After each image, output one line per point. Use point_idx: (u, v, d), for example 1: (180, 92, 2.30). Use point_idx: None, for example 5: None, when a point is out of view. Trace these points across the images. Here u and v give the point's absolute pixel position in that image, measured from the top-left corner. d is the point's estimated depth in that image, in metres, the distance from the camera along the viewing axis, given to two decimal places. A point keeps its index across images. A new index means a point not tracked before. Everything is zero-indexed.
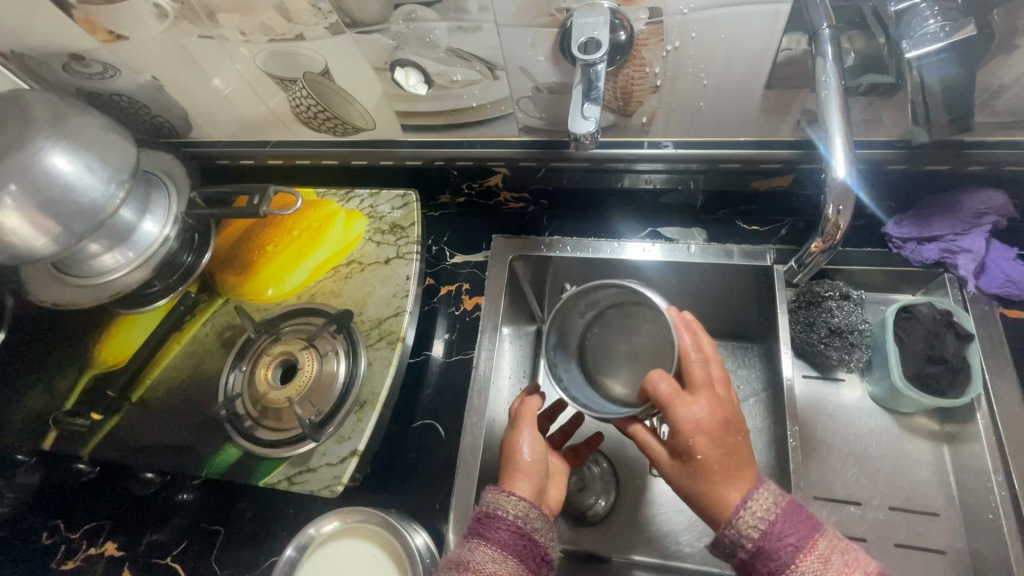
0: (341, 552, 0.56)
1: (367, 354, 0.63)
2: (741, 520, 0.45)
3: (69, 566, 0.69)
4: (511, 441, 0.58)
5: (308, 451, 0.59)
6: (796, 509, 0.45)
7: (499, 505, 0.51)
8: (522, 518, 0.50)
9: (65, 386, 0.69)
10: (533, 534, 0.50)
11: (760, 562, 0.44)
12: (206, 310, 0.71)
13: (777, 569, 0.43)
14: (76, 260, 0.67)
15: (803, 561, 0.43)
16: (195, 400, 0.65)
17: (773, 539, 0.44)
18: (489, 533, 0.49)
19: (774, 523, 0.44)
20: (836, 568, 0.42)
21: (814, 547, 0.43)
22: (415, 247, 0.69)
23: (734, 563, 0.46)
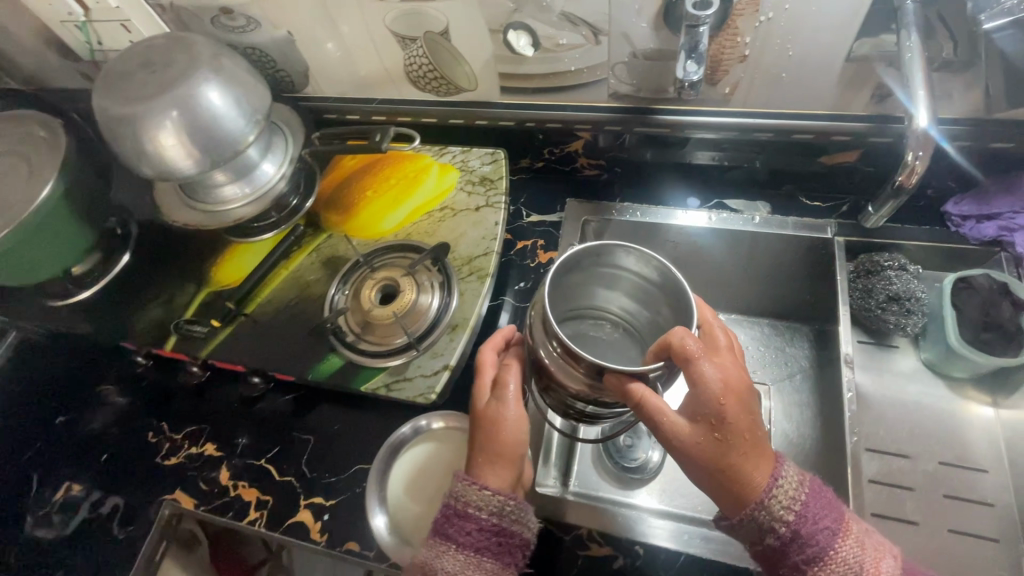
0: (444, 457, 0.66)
1: (459, 286, 0.70)
2: (773, 501, 0.48)
3: (171, 462, 0.77)
4: (495, 411, 0.55)
5: (405, 363, 0.66)
6: (818, 492, 0.49)
7: (470, 503, 0.50)
8: (493, 514, 0.50)
9: (185, 299, 0.78)
10: (507, 527, 0.50)
11: (794, 548, 0.47)
12: (311, 242, 0.79)
13: (819, 558, 0.46)
14: (204, 187, 0.76)
15: (842, 546, 0.47)
16: (300, 316, 0.72)
17: (809, 524, 0.47)
18: (459, 536, 0.49)
19: (803, 511, 0.48)
20: (871, 553, 0.47)
21: (848, 532, 0.48)
22: (503, 197, 0.76)
23: (766, 551, 0.49)
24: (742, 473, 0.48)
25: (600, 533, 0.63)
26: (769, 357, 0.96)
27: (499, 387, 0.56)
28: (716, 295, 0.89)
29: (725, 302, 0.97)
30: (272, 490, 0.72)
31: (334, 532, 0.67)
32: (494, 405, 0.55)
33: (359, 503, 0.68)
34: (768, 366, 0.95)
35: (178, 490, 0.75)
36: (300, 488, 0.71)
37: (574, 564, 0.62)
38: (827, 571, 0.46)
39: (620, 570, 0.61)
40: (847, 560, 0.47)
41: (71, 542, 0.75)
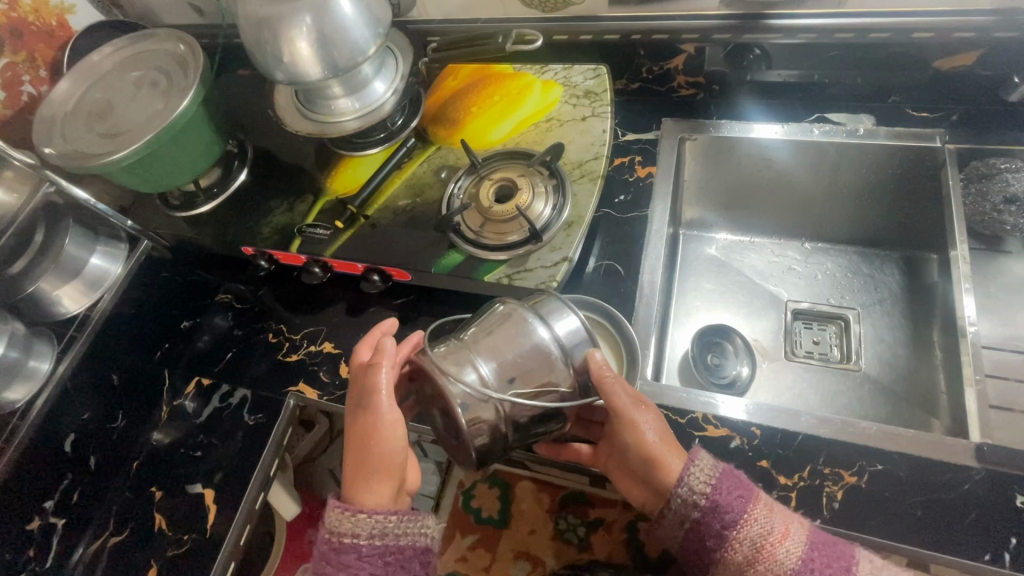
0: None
1: (572, 188, 0.73)
2: (691, 480, 0.55)
3: (293, 358, 0.82)
4: (366, 421, 0.59)
5: (526, 255, 0.69)
6: (732, 471, 0.56)
7: (354, 533, 0.54)
8: (376, 535, 0.55)
9: (305, 208, 0.83)
10: (396, 542, 0.56)
11: (714, 516, 0.54)
12: (421, 155, 0.83)
13: (736, 525, 0.53)
14: (323, 100, 0.81)
15: (757, 509, 0.53)
16: (420, 218, 0.76)
17: (724, 494, 0.54)
18: (354, 566, 0.53)
19: (717, 483, 0.55)
20: (781, 517, 0.53)
21: (759, 499, 0.54)
22: (609, 108, 0.78)
23: (692, 527, 0.55)
24: (660, 457, 0.57)
25: (715, 416, 0.65)
26: (860, 284, 0.96)
27: (371, 394, 0.60)
28: (796, 226, 0.99)
29: (811, 228, 0.99)
30: None
31: None
32: (370, 413, 0.59)
33: None
34: (856, 292, 0.95)
35: (301, 383, 0.80)
36: None
37: (690, 444, 0.64)
38: (746, 534, 0.52)
39: (737, 449, 0.63)
40: (761, 524, 0.52)
41: (204, 428, 0.81)
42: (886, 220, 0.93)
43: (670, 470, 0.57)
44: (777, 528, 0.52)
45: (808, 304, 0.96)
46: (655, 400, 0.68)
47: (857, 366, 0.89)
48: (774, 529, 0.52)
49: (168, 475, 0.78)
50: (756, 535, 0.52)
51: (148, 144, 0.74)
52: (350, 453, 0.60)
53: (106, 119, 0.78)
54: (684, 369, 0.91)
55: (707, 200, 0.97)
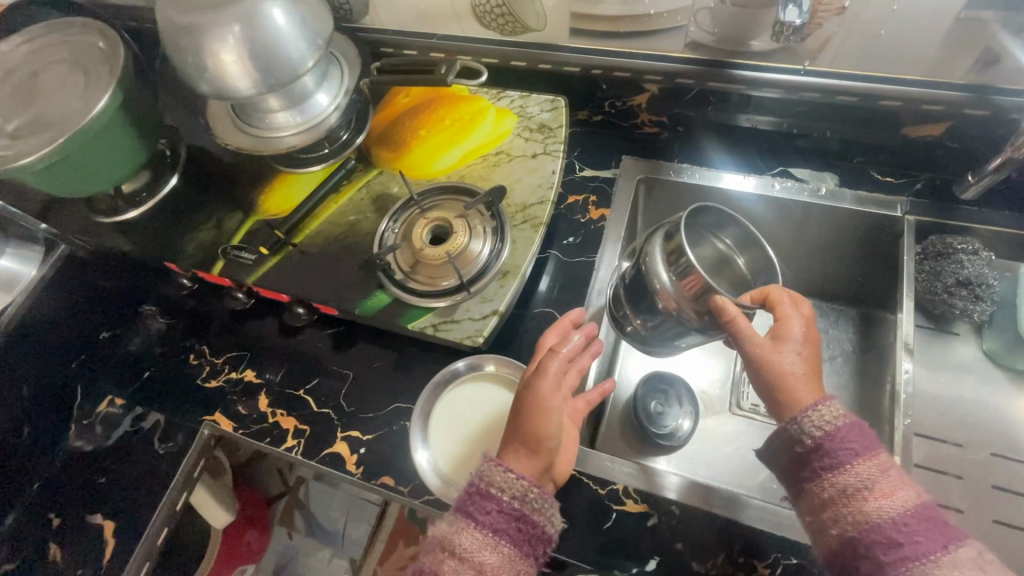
0: (474, 392, 0.68)
1: (512, 233, 0.69)
2: (805, 421, 0.52)
3: (212, 385, 0.78)
4: (532, 393, 0.58)
5: (453, 306, 0.65)
6: (859, 425, 0.51)
7: (499, 483, 0.52)
8: (518, 499, 0.51)
9: (233, 226, 0.78)
10: (529, 515, 0.51)
11: (815, 456, 0.51)
12: (361, 178, 0.78)
13: (836, 471, 0.49)
14: (258, 113, 0.75)
15: (863, 465, 0.48)
16: (350, 251, 0.71)
17: (837, 441, 0.50)
18: (490, 517, 0.50)
19: (837, 429, 0.51)
20: (897, 485, 0.47)
21: (874, 459, 0.49)
22: (562, 146, 0.74)
23: (791, 459, 0.53)
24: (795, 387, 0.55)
25: (636, 490, 0.63)
26: None
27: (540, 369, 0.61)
28: None
29: (770, 275, 0.96)
30: (309, 421, 0.73)
31: (369, 465, 0.68)
32: (536, 387, 0.59)
33: (399, 440, 0.69)
34: None
35: (218, 412, 0.76)
36: (337, 421, 0.72)
37: (607, 517, 0.62)
38: (841, 482, 0.49)
39: (653, 528, 0.61)
40: (863, 479, 0.48)
41: (113, 452, 0.77)
42: (846, 276, 0.90)
43: (795, 400, 0.54)
44: (882, 488, 0.47)
45: None
46: (577, 467, 0.64)
47: None
48: (876, 488, 0.47)
49: (69, 500, 0.74)
50: (854, 486, 0.48)
51: (61, 148, 0.67)
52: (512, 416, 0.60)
53: (17, 116, 0.71)
54: (624, 416, 0.88)
55: None
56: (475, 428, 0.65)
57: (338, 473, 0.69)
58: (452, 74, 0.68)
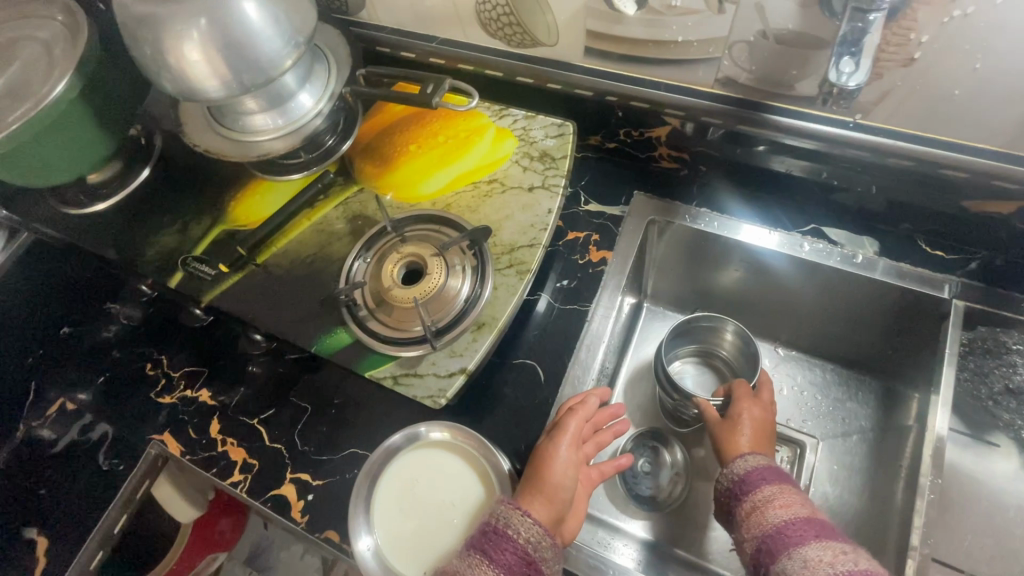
0: (424, 461, 0.58)
1: (494, 278, 0.61)
2: (735, 464, 0.62)
3: (165, 401, 0.73)
4: (549, 449, 0.57)
5: (418, 357, 0.58)
6: (774, 466, 0.61)
7: (516, 524, 0.50)
8: (531, 543, 0.49)
9: (198, 233, 0.71)
10: (539, 564, 0.49)
11: (737, 486, 0.60)
12: (341, 194, 0.71)
13: (749, 492, 0.58)
14: (233, 113, 0.68)
15: (768, 486, 0.58)
16: (316, 278, 0.65)
17: (752, 473, 0.60)
18: (504, 556, 0.48)
19: (755, 467, 0.61)
20: (793, 498, 0.56)
21: (780, 485, 0.58)
22: (563, 180, 0.65)
23: (724, 498, 0.62)
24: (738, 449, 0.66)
25: None
26: (829, 411, 0.84)
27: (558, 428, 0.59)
28: (773, 328, 0.86)
29: (787, 333, 0.86)
30: (258, 455, 0.67)
31: (314, 516, 0.63)
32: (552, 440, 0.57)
33: (349, 491, 0.63)
34: (821, 418, 0.84)
35: (166, 432, 0.71)
36: (288, 459, 0.66)
37: None
38: (751, 498, 0.58)
39: None
40: (767, 494, 0.57)
41: (57, 461, 0.72)
42: (873, 347, 0.80)
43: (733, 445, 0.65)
44: (780, 502, 0.56)
45: None
46: None
47: None
48: (777, 502, 0.56)
49: (8, 507, 0.71)
50: (760, 503, 0.57)
51: None
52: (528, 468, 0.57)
53: None
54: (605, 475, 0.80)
55: (677, 287, 0.84)
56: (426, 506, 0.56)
57: (281, 520, 0.63)
58: (440, 93, 0.63)
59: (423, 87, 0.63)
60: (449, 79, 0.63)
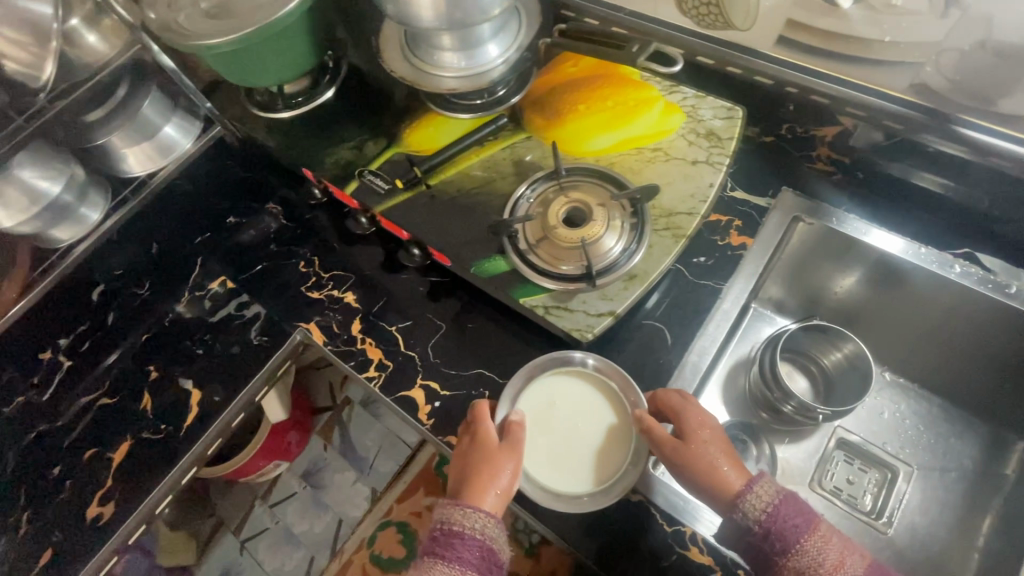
0: (552, 392, 0.66)
1: (651, 237, 0.64)
2: (748, 504, 0.55)
3: (314, 296, 0.81)
4: (491, 453, 0.61)
5: (571, 294, 0.62)
6: (790, 496, 0.55)
7: (467, 523, 0.56)
8: (478, 534, 0.55)
9: (373, 151, 0.78)
10: (491, 547, 0.55)
11: (769, 541, 0.53)
12: (508, 138, 0.76)
13: (787, 549, 0.52)
14: (429, 47, 0.76)
15: (809, 540, 0.52)
16: (481, 208, 0.70)
17: (780, 523, 0.53)
18: (467, 555, 0.54)
19: (777, 507, 0.54)
20: (838, 549, 0.52)
21: (816, 530, 0.53)
22: (727, 160, 0.68)
23: (750, 548, 0.54)
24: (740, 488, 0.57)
25: (703, 539, 0.60)
26: (929, 443, 0.83)
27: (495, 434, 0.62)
28: (885, 352, 0.86)
29: (900, 358, 0.85)
30: (393, 358, 0.74)
31: (440, 421, 0.69)
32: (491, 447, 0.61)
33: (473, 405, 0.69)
34: (919, 449, 0.83)
35: (313, 322, 0.79)
36: (420, 367, 0.73)
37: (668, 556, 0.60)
38: (797, 565, 0.51)
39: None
40: (813, 555, 0.51)
41: (213, 329, 0.81)
42: (992, 388, 0.79)
43: None
44: (832, 557, 0.51)
45: (859, 438, 0.84)
46: (648, 493, 0.63)
47: (885, 527, 0.78)
48: (829, 560, 0.51)
49: (168, 360, 0.80)
50: (811, 563, 0.51)
51: (244, 39, 0.69)
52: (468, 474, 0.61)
53: None
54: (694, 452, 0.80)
55: (796, 291, 0.84)
56: (559, 430, 0.64)
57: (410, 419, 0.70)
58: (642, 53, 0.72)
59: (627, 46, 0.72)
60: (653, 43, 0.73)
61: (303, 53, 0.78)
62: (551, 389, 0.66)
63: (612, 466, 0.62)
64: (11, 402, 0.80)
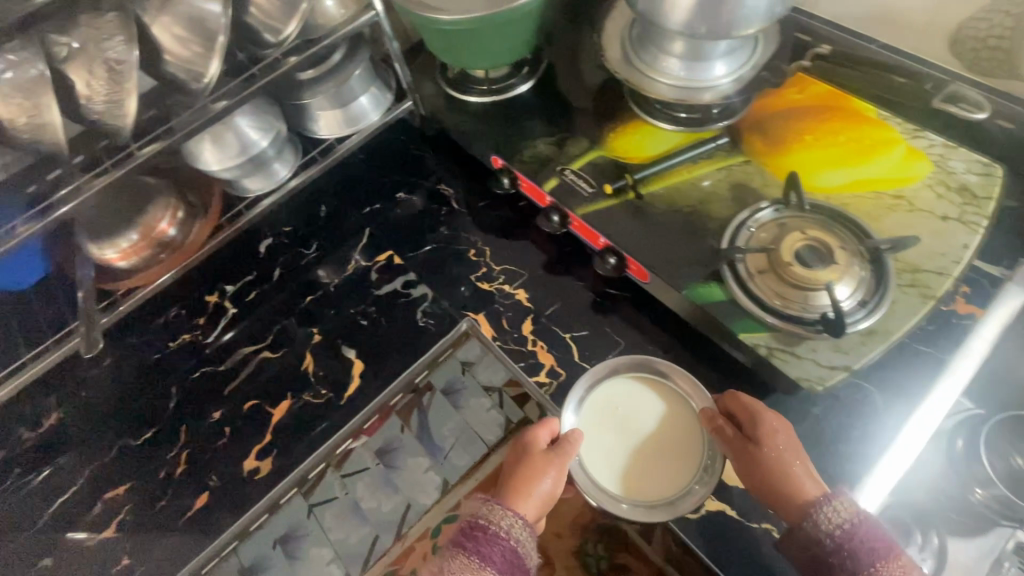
0: (620, 392, 0.67)
1: (894, 293, 0.58)
2: (823, 514, 0.55)
3: (484, 287, 0.79)
4: (537, 461, 0.63)
5: (799, 339, 0.58)
6: (874, 524, 0.54)
7: (499, 522, 0.57)
8: (506, 530, 0.57)
9: (574, 151, 0.76)
10: (517, 553, 0.56)
11: (841, 554, 0.53)
12: (724, 159, 0.71)
13: (856, 563, 0.52)
14: (655, 52, 0.74)
15: (888, 565, 0.51)
16: (694, 230, 0.67)
17: (855, 540, 0.53)
18: (493, 555, 0.55)
19: (853, 526, 0.53)
20: None
21: (899, 559, 0.51)
22: (985, 221, 0.61)
23: (818, 562, 0.54)
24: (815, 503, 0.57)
25: None
26: None
27: (543, 451, 0.64)
28: None
29: None
30: (566, 367, 0.71)
31: None
32: (538, 458, 0.63)
33: None
34: None
35: (481, 315, 0.77)
36: None
37: None
38: None
39: None
40: None
41: (377, 303, 0.81)
42: None
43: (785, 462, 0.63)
44: None
45: None
46: None
47: None
48: None
49: (331, 325, 0.80)
50: None
51: (483, 20, 0.68)
52: (509, 477, 0.63)
53: None
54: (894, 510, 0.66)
55: None
56: (623, 430, 0.66)
57: None
58: (937, 95, 0.70)
59: (920, 84, 0.71)
60: (951, 87, 0.70)
61: (527, 38, 0.76)
62: (620, 388, 0.68)
63: (678, 478, 0.63)
64: (175, 339, 0.82)
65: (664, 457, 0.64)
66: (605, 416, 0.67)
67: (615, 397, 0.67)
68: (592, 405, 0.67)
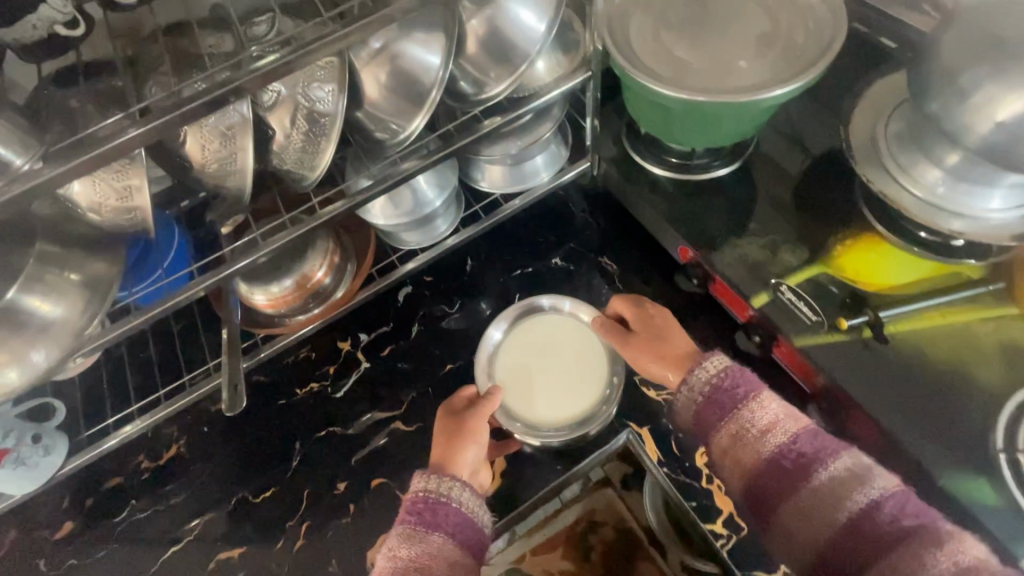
0: (529, 334, 0.73)
1: None
2: (697, 376, 0.54)
3: (651, 396, 0.72)
4: (458, 420, 0.63)
5: None
6: (740, 372, 0.52)
7: (438, 487, 0.54)
8: (446, 493, 0.54)
9: (791, 261, 0.65)
10: (467, 516, 0.54)
11: (713, 407, 0.52)
12: (988, 307, 0.59)
13: (725, 410, 0.51)
14: (923, 161, 0.60)
15: (751, 409, 0.50)
16: (950, 400, 0.56)
17: (727, 393, 0.51)
18: (440, 521, 0.52)
19: (723, 380, 0.52)
20: (775, 413, 0.49)
21: (761, 397, 0.50)
22: None
23: (702, 422, 0.53)
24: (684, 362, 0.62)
25: None
26: None
27: (468, 415, 0.64)
28: None
29: None
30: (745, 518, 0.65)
31: None
32: (463, 420, 0.63)
33: None
34: None
35: (647, 431, 0.70)
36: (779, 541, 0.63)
37: None
38: (736, 428, 0.50)
39: None
40: (749, 420, 0.49)
41: None
42: None
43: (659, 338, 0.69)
44: (768, 420, 0.49)
45: None
46: None
47: None
48: (763, 424, 0.49)
49: None
50: (747, 430, 0.49)
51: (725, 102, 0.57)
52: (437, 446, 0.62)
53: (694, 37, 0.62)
54: None
55: None
56: (538, 365, 0.71)
57: None
58: None
59: None
60: None
61: (763, 121, 0.64)
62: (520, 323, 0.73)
63: (595, 385, 0.70)
64: (303, 386, 0.76)
65: (568, 369, 0.71)
66: (522, 361, 0.71)
67: (527, 342, 0.72)
68: (509, 352, 0.72)
